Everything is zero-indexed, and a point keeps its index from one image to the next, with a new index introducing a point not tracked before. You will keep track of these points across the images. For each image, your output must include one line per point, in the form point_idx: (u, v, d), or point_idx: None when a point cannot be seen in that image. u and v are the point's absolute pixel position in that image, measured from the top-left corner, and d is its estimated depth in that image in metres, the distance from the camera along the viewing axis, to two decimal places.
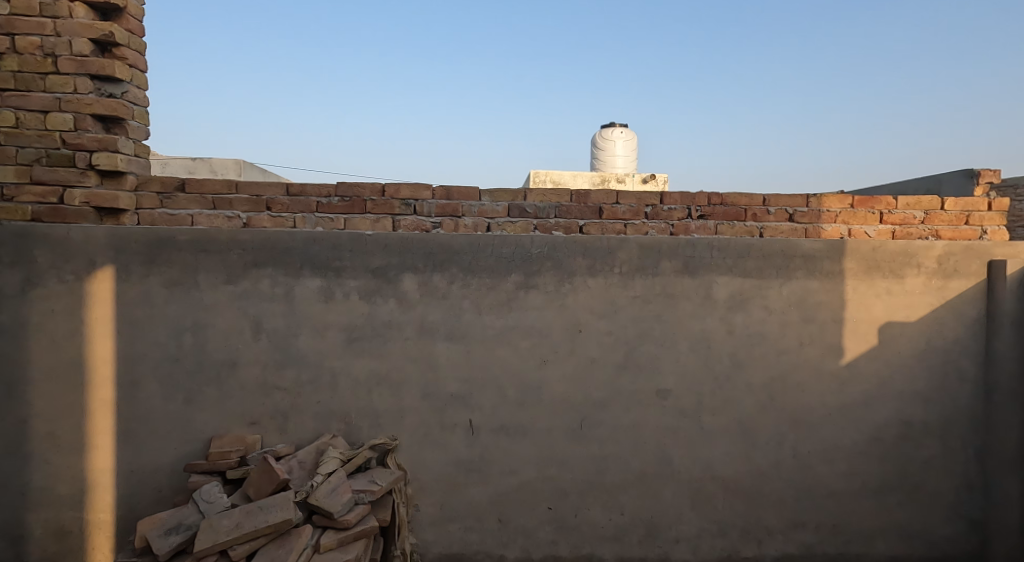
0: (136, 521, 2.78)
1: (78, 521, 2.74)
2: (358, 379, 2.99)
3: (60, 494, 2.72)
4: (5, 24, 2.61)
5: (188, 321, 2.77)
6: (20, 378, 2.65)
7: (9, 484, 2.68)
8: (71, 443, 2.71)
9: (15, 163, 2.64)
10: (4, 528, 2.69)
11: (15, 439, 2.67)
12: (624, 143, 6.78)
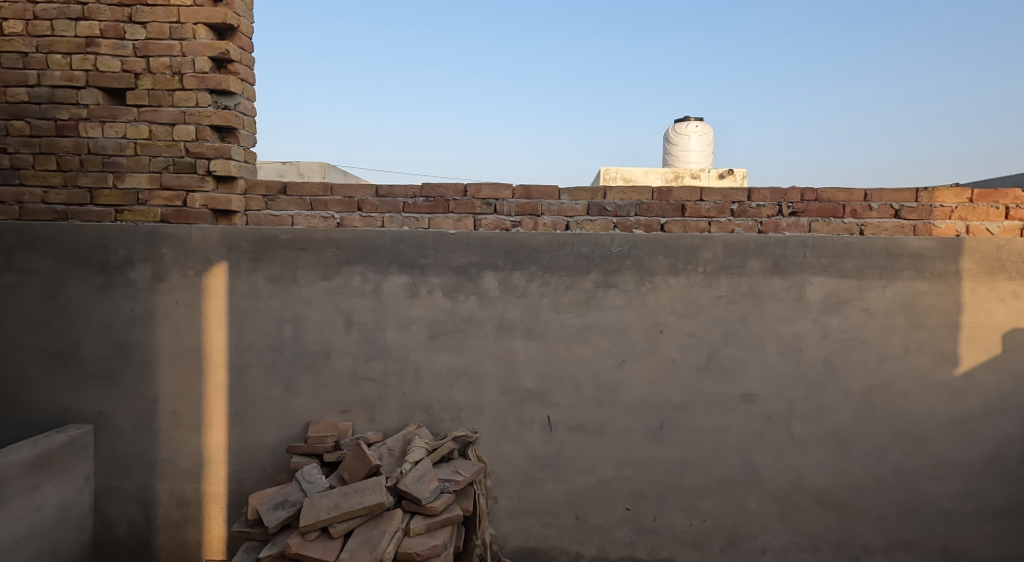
0: (244, 495, 3.06)
1: (196, 491, 3.06)
2: (441, 373, 3.12)
3: (182, 466, 3.05)
4: (142, 47, 2.96)
5: (289, 313, 3.02)
6: (150, 361, 2.99)
7: (139, 455, 3.04)
8: (190, 421, 3.03)
9: (148, 171, 2.98)
10: (135, 494, 3.05)
11: (146, 416, 3.02)
12: (700, 138, 6.56)
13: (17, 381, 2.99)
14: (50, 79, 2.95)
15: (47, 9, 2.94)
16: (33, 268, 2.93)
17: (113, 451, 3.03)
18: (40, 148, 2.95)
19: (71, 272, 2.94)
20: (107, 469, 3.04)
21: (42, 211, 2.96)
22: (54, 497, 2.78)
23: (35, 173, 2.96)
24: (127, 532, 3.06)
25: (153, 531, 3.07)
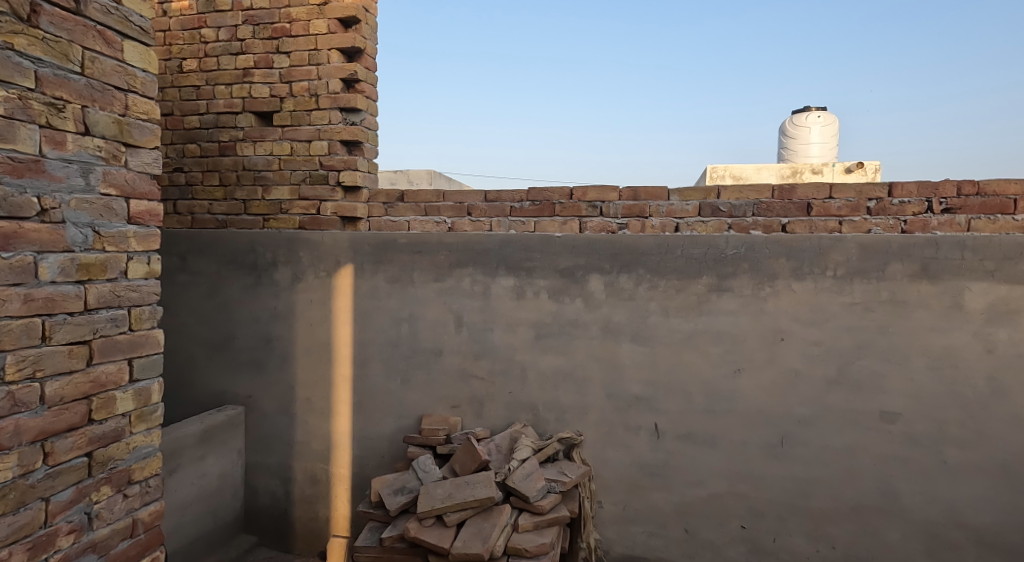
0: (366, 478, 3.34)
1: (326, 471, 3.39)
2: (547, 374, 3.17)
3: (314, 448, 3.40)
4: (286, 74, 3.35)
5: (405, 312, 3.24)
6: (289, 352, 3.37)
7: (280, 435, 3.43)
8: (321, 407, 3.37)
9: (289, 183, 3.37)
10: (277, 469, 3.45)
11: (286, 401, 3.41)
12: (822, 130, 5.99)
13: (188, 365, 3.52)
14: (216, 107, 3.44)
15: (215, 48, 3.44)
16: (200, 270, 3.43)
17: (260, 430, 3.45)
18: (208, 167, 3.47)
19: (229, 272, 3.40)
20: (255, 446, 3.47)
21: (209, 220, 3.48)
22: (215, 467, 3.22)
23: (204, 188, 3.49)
24: (270, 503, 3.48)
25: (291, 503, 3.45)
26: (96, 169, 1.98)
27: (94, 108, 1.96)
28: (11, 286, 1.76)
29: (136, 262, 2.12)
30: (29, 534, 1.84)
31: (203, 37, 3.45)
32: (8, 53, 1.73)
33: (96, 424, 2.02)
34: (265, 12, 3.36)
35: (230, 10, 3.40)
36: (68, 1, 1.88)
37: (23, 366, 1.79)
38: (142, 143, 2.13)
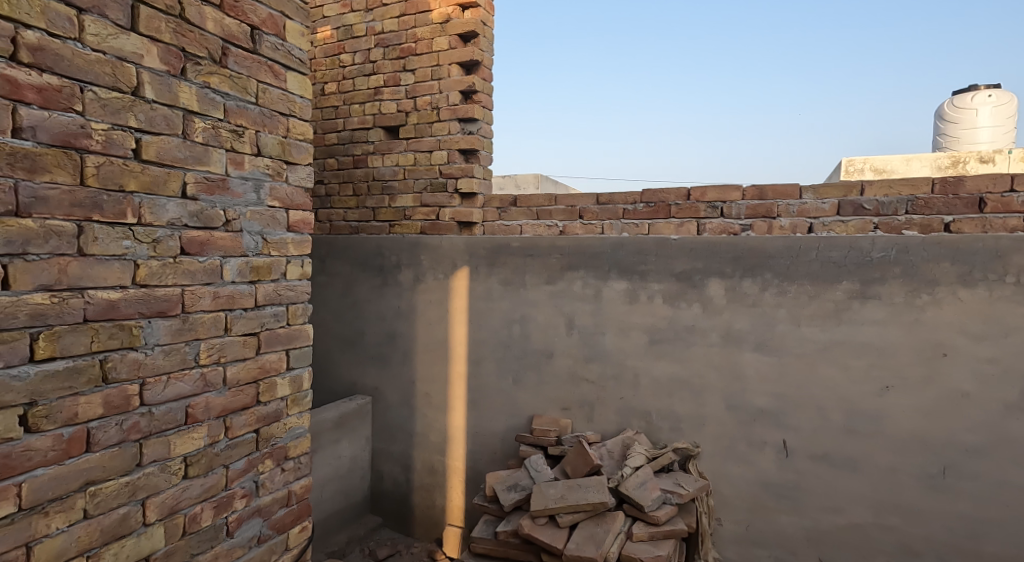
0: (479, 472, 3.48)
1: (443, 463, 3.58)
2: (661, 381, 3.07)
3: (432, 440, 3.61)
4: (412, 91, 3.60)
5: (517, 314, 3.33)
6: (411, 349, 3.61)
7: (403, 426, 3.68)
8: (438, 402, 3.57)
9: (413, 192, 3.60)
10: (400, 457, 3.71)
11: (409, 394, 3.65)
12: (994, 109, 5.16)
13: (326, 357, 3.91)
14: (351, 125, 3.80)
15: (352, 72, 3.82)
16: (336, 272, 3.81)
17: (385, 420, 3.74)
18: (343, 179, 3.84)
19: (359, 274, 3.73)
20: (380, 434, 3.76)
21: (343, 227, 3.82)
22: (347, 450, 3.56)
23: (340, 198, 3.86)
24: (393, 487, 3.75)
25: (412, 490, 3.68)
26: (266, 184, 2.12)
27: (265, 132, 2.10)
28: (202, 284, 1.92)
29: (293, 266, 2.23)
30: (214, 495, 2.01)
31: (341, 63, 3.84)
32: (205, 90, 1.89)
33: (263, 405, 2.17)
34: (395, 34, 3.66)
35: (364, 36, 3.75)
36: (248, 42, 2.02)
37: (210, 352, 1.96)
38: (299, 160, 2.24)
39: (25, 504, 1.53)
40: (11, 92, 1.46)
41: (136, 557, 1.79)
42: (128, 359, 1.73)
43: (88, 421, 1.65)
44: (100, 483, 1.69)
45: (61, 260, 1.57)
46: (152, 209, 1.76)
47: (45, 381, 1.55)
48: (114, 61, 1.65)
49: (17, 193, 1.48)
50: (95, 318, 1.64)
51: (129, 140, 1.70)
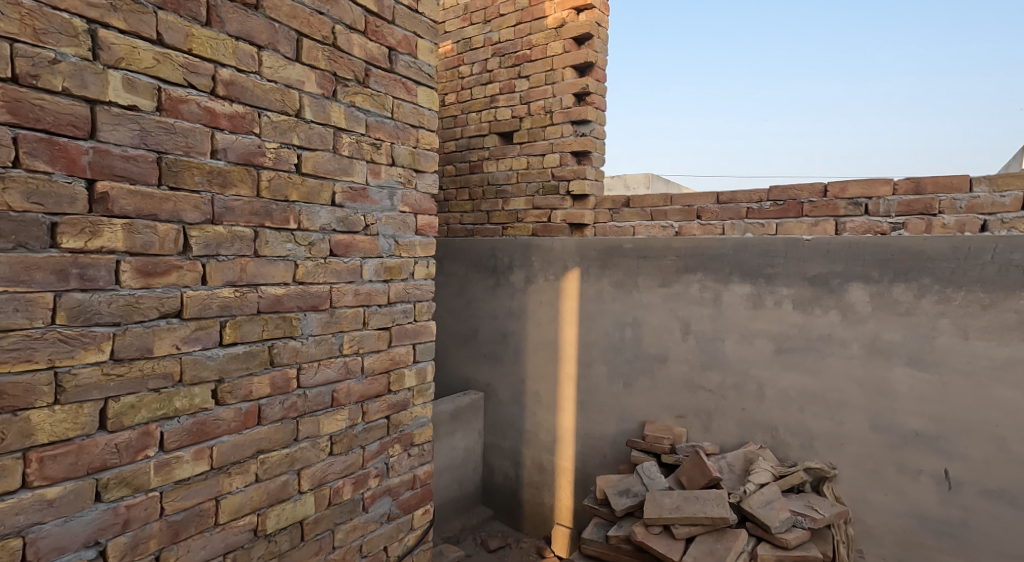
0: (588, 475, 3.45)
1: (551, 462, 3.59)
2: (790, 394, 2.83)
3: (542, 439, 3.63)
4: (526, 96, 3.73)
5: (629, 317, 3.25)
6: (520, 348, 3.67)
7: (514, 423, 3.74)
8: (548, 402, 3.58)
9: (525, 195, 3.72)
10: (511, 453, 3.76)
11: (520, 392, 3.70)
12: None
13: (442, 353, 4.10)
14: (468, 132, 4.04)
15: (470, 81, 4.06)
16: (451, 272, 4.00)
17: (496, 416, 3.82)
18: (459, 185, 4.07)
19: (474, 275, 3.88)
20: (492, 430, 3.85)
21: (459, 230, 4.05)
22: (462, 443, 3.68)
23: (456, 202, 4.11)
24: (504, 482, 3.81)
25: (521, 487, 3.73)
26: (399, 192, 2.13)
27: (399, 143, 2.11)
28: (346, 283, 1.97)
29: (420, 266, 2.23)
30: (353, 472, 2.05)
31: (460, 74, 4.11)
32: (352, 109, 1.93)
33: (393, 393, 2.18)
34: (511, 43, 3.81)
35: (481, 47, 3.96)
36: (386, 62, 2.04)
37: (351, 344, 2.01)
38: (427, 168, 2.23)
39: (213, 465, 1.64)
40: (209, 120, 1.56)
41: (292, 522, 1.86)
42: (289, 347, 1.81)
43: (259, 398, 1.75)
44: (268, 452, 1.78)
45: (242, 260, 1.66)
46: (308, 215, 1.83)
47: (232, 362, 1.66)
48: (283, 88, 1.73)
49: (213, 205, 1.58)
50: (266, 310, 1.74)
51: (292, 156, 1.77)
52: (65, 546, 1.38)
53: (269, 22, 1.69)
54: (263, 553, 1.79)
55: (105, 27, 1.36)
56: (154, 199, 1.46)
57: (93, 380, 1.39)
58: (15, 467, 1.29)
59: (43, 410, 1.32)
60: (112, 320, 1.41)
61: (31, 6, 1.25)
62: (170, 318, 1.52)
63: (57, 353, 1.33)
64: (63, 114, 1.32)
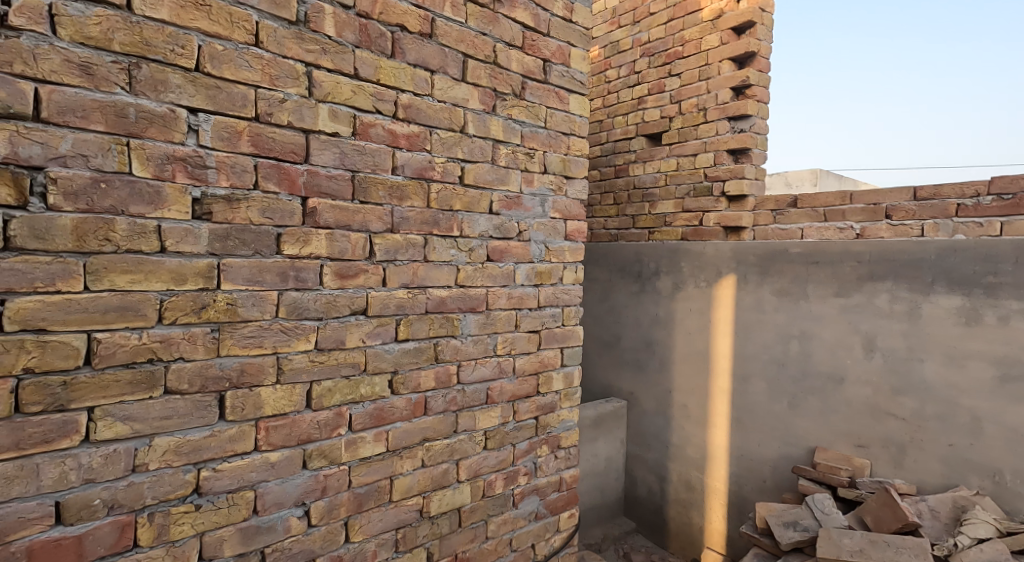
0: (744, 499, 3.29)
1: (701, 481, 3.48)
2: (1020, 433, 2.44)
3: (690, 455, 3.53)
4: (677, 95, 3.82)
5: (795, 329, 3.07)
6: (668, 357, 3.63)
7: (660, 436, 3.68)
8: (698, 417, 3.48)
9: (675, 198, 3.79)
10: (656, 467, 3.71)
11: (665, 403, 3.65)
12: None
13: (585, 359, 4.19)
14: (614, 136, 4.24)
15: (617, 85, 4.26)
16: (595, 278, 4.11)
17: (640, 427, 3.80)
18: (605, 190, 4.26)
19: (618, 281, 3.96)
20: (635, 440, 3.82)
21: (603, 235, 4.22)
22: (603, 450, 3.71)
23: (601, 207, 4.28)
24: (647, 496, 3.77)
25: (667, 503, 3.66)
26: (550, 199, 2.23)
27: (551, 151, 2.21)
28: (501, 287, 2.11)
29: (569, 271, 2.32)
30: (504, 468, 2.18)
31: (607, 78, 4.33)
32: (509, 122, 2.07)
33: (542, 395, 2.28)
34: (661, 41, 3.94)
35: (630, 49, 4.16)
36: (541, 74, 2.16)
37: (504, 345, 2.14)
38: (577, 174, 2.31)
39: (389, 447, 1.86)
40: (391, 141, 1.78)
41: (451, 508, 2.03)
42: (451, 345, 1.99)
43: (426, 391, 1.94)
44: (432, 440, 1.96)
45: (415, 264, 1.87)
46: (469, 223, 1.99)
47: (405, 356, 1.87)
48: (451, 107, 1.91)
49: (391, 216, 1.80)
50: (433, 310, 1.93)
51: (457, 169, 1.94)
52: (282, 503, 1.64)
53: (441, 48, 1.88)
54: (428, 533, 1.98)
55: (318, 68, 1.63)
56: (349, 212, 1.70)
57: (303, 364, 1.65)
58: (251, 432, 1.57)
59: (269, 387, 1.59)
60: (317, 316, 1.67)
61: (269, 56, 1.53)
62: (358, 315, 1.76)
63: (279, 341, 1.60)
64: (287, 144, 1.58)
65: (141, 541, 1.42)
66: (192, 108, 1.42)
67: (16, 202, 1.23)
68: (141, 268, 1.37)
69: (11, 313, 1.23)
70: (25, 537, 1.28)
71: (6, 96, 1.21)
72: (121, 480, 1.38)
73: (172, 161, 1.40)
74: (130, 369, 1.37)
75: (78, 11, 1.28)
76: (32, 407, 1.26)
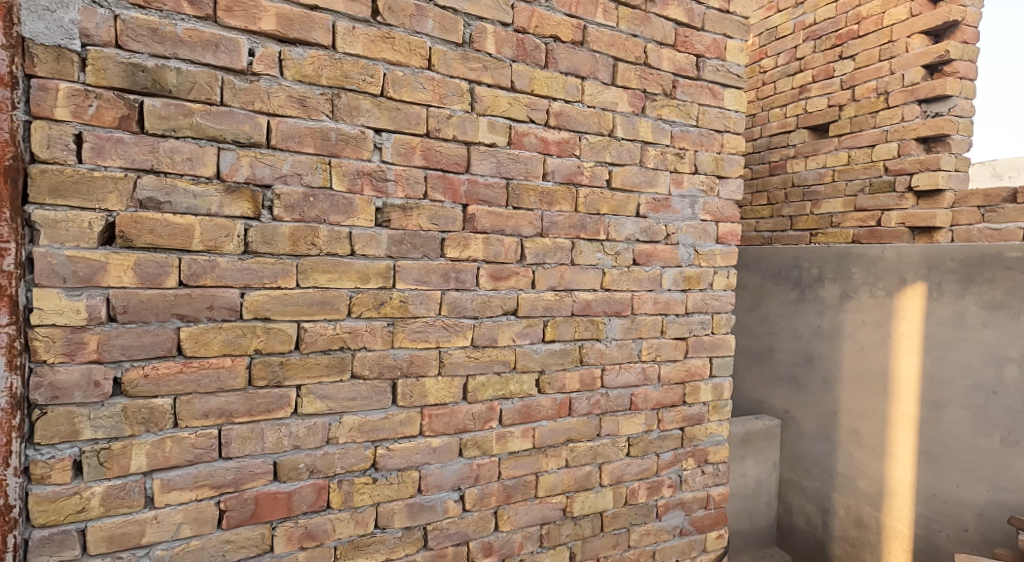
0: (936, 547, 2.90)
1: (876, 519, 3.14)
2: None
3: (862, 487, 3.21)
4: (850, 79, 3.52)
5: (1012, 351, 2.64)
6: (834, 374, 3.34)
7: (823, 462, 3.40)
8: (873, 446, 3.15)
9: (843, 195, 3.53)
10: (817, 496, 3.43)
11: (829, 425, 3.36)
12: None
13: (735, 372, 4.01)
14: (770, 130, 4.06)
15: (774, 75, 4.06)
16: (746, 284, 3.96)
17: (797, 449, 3.53)
18: (757, 189, 4.15)
19: (771, 287, 3.77)
20: (791, 464, 3.56)
21: (755, 237, 4.13)
22: (753, 471, 3.49)
23: (753, 208, 4.19)
24: (806, 527, 3.50)
25: (832, 539, 3.36)
26: (700, 201, 2.17)
27: (702, 151, 2.16)
28: (646, 291, 2.10)
29: (719, 276, 2.24)
30: (648, 477, 2.16)
31: (762, 68, 4.16)
32: (658, 122, 2.06)
33: (688, 405, 2.23)
34: (829, 22, 3.65)
35: (792, 33, 3.92)
36: (693, 70, 2.12)
37: (649, 351, 2.13)
38: (730, 173, 2.22)
39: (535, 444, 1.94)
40: (543, 148, 1.87)
41: (594, 511, 2.07)
42: (596, 348, 2.02)
43: (571, 392, 1.99)
44: (576, 441, 2.02)
45: (562, 267, 1.93)
46: (615, 227, 2.02)
47: (551, 357, 1.95)
48: (600, 112, 1.95)
49: (542, 221, 1.88)
50: (578, 312, 1.98)
51: (604, 173, 1.98)
52: (441, 485, 1.79)
53: (592, 54, 1.93)
54: (570, 532, 2.03)
55: (480, 84, 1.75)
56: (504, 217, 1.82)
57: (461, 359, 1.79)
58: (417, 418, 1.74)
59: (432, 378, 1.75)
60: (474, 314, 1.80)
61: (439, 78, 1.69)
62: (510, 315, 1.86)
63: (441, 337, 1.75)
64: (452, 156, 1.73)
65: (333, 504, 1.63)
66: (377, 129, 1.62)
67: (253, 214, 1.49)
68: (336, 268, 1.59)
69: (247, 304, 1.49)
70: (253, 487, 1.54)
71: (248, 129, 1.47)
72: (319, 449, 1.61)
73: (361, 176, 1.60)
74: (327, 354, 1.60)
75: (298, 54, 1.51)
76: (259, 381, 1.52)
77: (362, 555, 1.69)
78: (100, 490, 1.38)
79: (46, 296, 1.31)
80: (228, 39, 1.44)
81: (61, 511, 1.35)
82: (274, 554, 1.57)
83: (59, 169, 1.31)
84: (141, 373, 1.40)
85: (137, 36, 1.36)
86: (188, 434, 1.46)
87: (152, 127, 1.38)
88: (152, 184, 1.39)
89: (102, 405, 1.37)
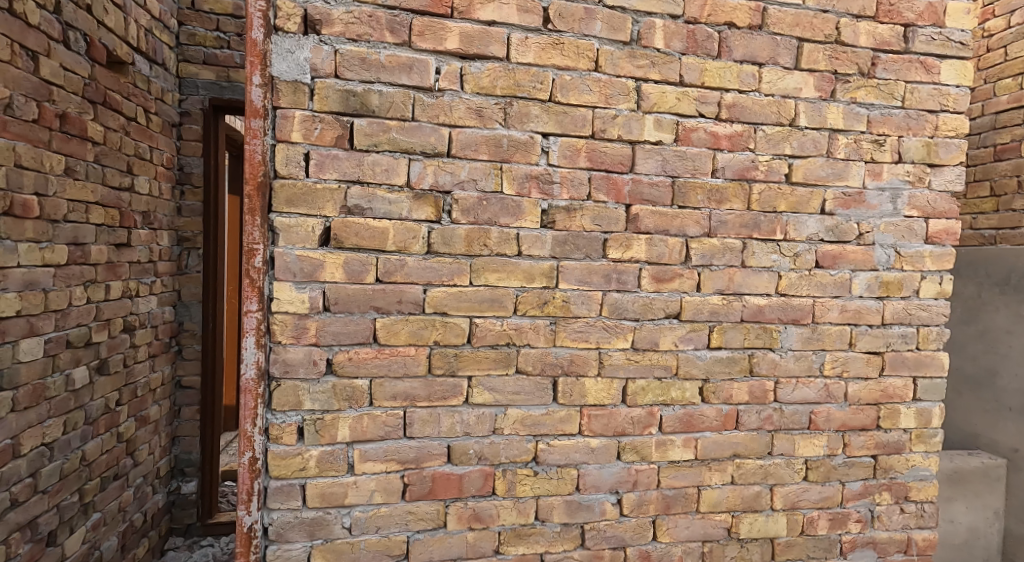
0: None
1: None
2: None
3: None
4: None
5: None
6: None
7: None
8: None
9: None
10: None
11: None
12: None
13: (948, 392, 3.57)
14: (997, 107, 3.45)
15: (1005, 37, 3.41)
16: (961, 292, 3.54)
17: None
18: (977, 178, 3.53)
19: (997, 297, 3.32)
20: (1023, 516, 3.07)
21: (972, 236, 3.55)
22: (965, 517, 2.98)
23: (971, 200, 3.59)
24: None
25: None
26: (904, 194, 1.92)
27: (909, 136, 1.91)
28: (832, 298, 1.91)
29: (928, 282, 1.95)
30: (829, 507, 1.96)
31: (987, 31, 3.52)
32: (851, 106, 1.87)
33: (883, 431, 1.98)
34: None
35: None
36: (900, 43, 1.87)
37: (835, 365, 1.93)
38: (947, 161, 1.93)
39: (698, 455, 1.87)
40: (713, 143, 1.79)
41: (763, 535, 1.93)
42: (768, 358, 1.89)
43: (739, 404, 1.88)
44: (744, 458, 1.90)
45: (731, 270, 1.83)
46: (795, 226, 1.86)
47: (717, 365, 1.85)
48: (781, 100, 1.82)
49: (710, 220, 1.81)
50: (749, 318, 1.86)
51: (784, 166, 1.84)
52: (599, 486, 1.80)
53: (773, 38, 1.80)
54: (736, 554, 1.92)
55: (647, 81, 1.73)
56: (668, 217, 1.77)
57: (620, 360, 1.78)
58: (576, 417, 1.76)
59: (592, 379, 1.76)
60: (635, 316, 1.78)
61: (606, 78, 1.70)
62: (672, 319, 1.81)
63: (602, 338, 1.76)
64: (616, 156, 1.73)
65: (498, 490, 1.72)
66: (545, 133, 1.67)
67: (435, 217, 1.62)
68: (506, 268, 1.67)
69: (429, 300, 1.63)
70: (431, 466, 1.68)
71: (434, 140, 1.61)
72: (486, 437, 1.71)
73: (530, 179, 1.67)
74: (495, 348, 1.69)
75: (476, 68, 1.62)
76: (437, 370, 1.66)
77: (523, 544, 1.75)
78: (316, 453, 1.61)
79: (282, 288, 1.55)
80: (419, 61, 1.59)
81: (289, 467, 1.59)
82: (446, 530, 1.70)
83: (293, 183, 1.55)
84: (346, 356, 1.60)
85: (351, 66, 1.56)
86: (381, 413, 1.63)
87: (359, 144, 1.57)
88: (358, 193, 1.58)
89: (318, 381, 1.59)
